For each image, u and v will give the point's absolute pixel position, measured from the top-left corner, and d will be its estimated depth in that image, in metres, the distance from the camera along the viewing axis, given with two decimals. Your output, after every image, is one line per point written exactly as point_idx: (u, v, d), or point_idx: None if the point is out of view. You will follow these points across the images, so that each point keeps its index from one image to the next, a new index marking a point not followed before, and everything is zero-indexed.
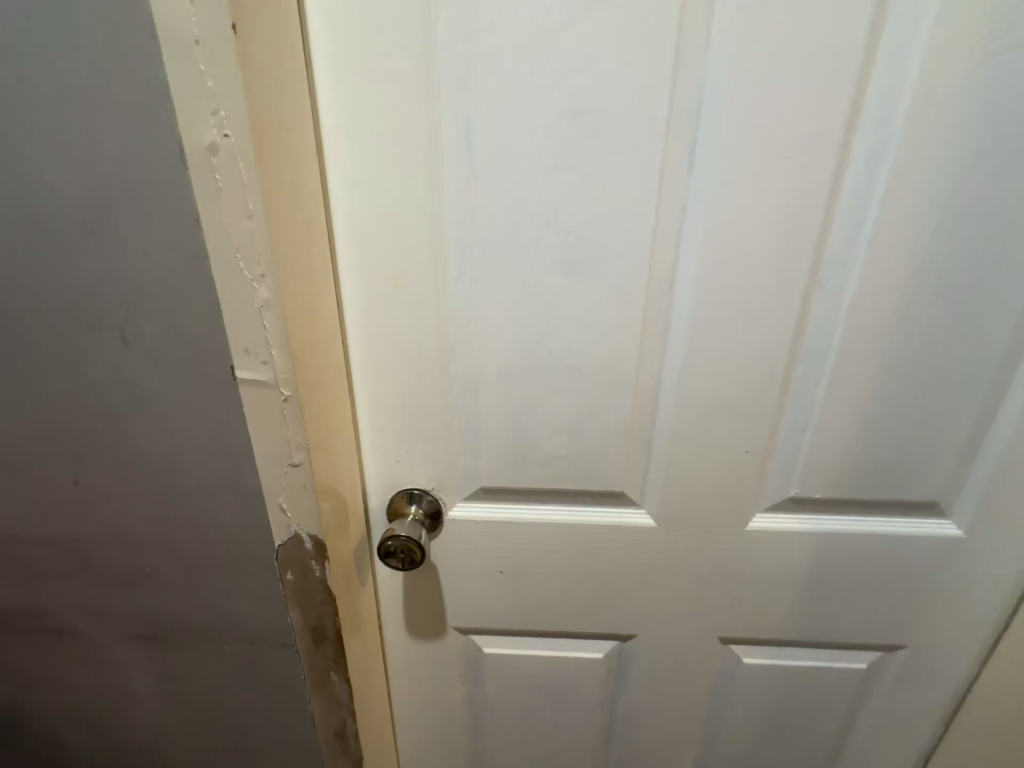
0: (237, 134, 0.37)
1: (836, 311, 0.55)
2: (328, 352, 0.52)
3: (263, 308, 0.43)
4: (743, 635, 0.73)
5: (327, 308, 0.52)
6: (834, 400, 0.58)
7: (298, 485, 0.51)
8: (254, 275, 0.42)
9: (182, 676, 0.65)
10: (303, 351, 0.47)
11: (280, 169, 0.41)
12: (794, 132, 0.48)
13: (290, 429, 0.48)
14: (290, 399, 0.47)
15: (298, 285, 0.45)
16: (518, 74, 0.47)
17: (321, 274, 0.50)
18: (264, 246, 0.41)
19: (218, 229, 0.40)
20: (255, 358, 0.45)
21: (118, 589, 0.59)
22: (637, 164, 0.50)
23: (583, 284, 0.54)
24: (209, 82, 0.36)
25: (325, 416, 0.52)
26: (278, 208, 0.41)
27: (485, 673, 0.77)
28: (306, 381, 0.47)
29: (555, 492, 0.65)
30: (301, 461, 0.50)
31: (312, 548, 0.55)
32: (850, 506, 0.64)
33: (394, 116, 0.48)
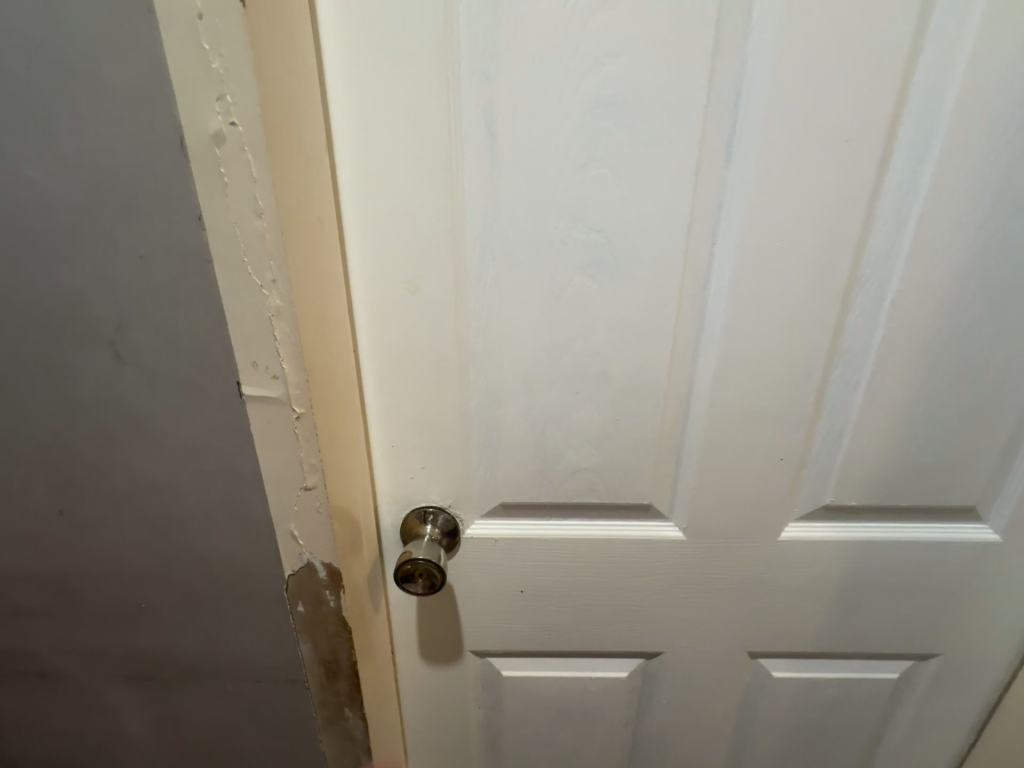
0: (246, 122, 0.33)
1: (877, 311, 0.52)
2: (343, 365, 0.47)
3: (275, 317, 0.39)
4: (774, 649, 0.70)
5: (341, 314, 0.48)
6: (871, 404, 0.56)
7: (311, 510, 0.47)
8: (264, 280, 0.37)
9: (182, 718, 0.60)
10: (321, 363, 0.42)
11: (294, 163, 0.36)
12: (838, 122, 0.45)
13: (303, 450, 0.44)
14: (303, 416, 0.42)
15: (312, 291, 0.40)
16: (544, 60, 0.43)
17: (334, 279, 0.46)
18: (276, 248, 0.36)
19: (224, 230, 0.36)
20: (264, 372, 0.41)
21: (112, 628, 0.54)
22: (673, 157, 0.47)
23: (614, 285, 0.51)
24: (214, 63, 0.31)
25: (341, 433, 0.47)
26: (291, 205, 0.37)
27: (504, 696, 0.73)
28: (321, 396, 0.43)
29: (579, 507, 0.62)
30: (315, 484, 0.46)
31: (326, 577, 0.51)
32: (886, 513, 0.62)
33: (412, 106, 0.44)
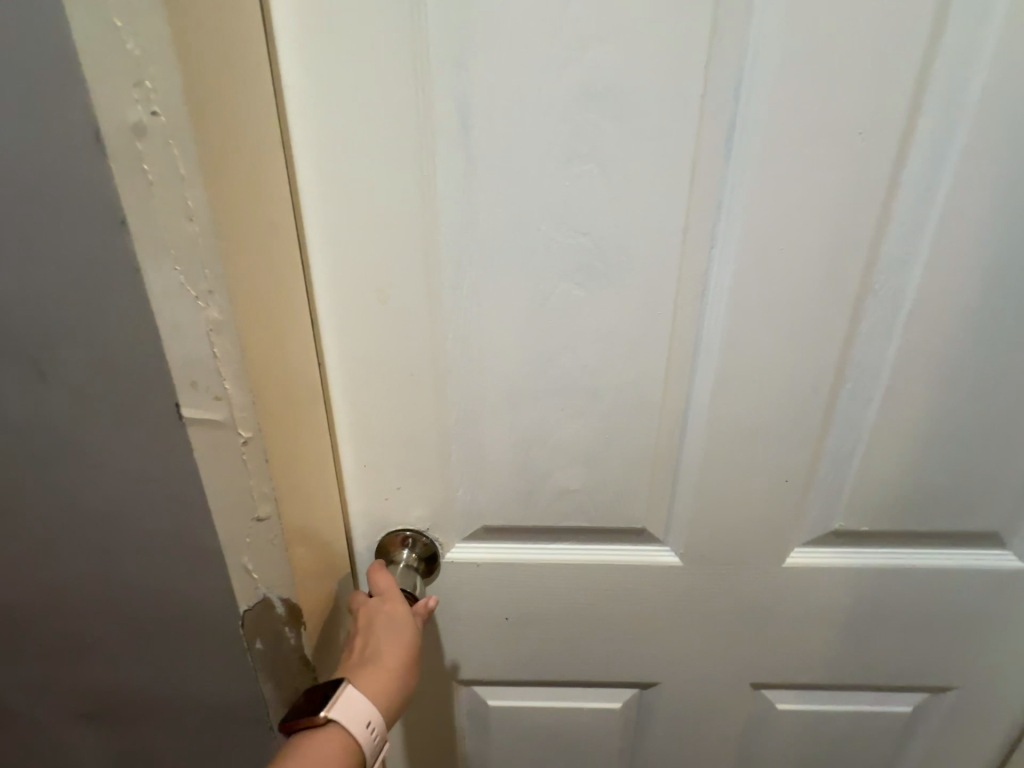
0: (169, 113, 0.29)
1: (892, 321, 0.48)
2: (299, 378, 0.44)
3: (213, 333, 0.34)
4: (779, 680, 0.65)
5: (299, 322, 0.44)
6: (885, 422, 0.51)
7: (265, 542, 0.43)
8: (199, 291, 0.33)
9: (143, 754, 0.57)
10: (269, 380, 0.39)
11: (232, 160, 0.33)
12: (848, 115, 0.41)
13: (252, 478, 0.40)
14: (250, 440, 0.38)
15: (257, 302, 0.37)
16: (524, 46, 0.39)
17: (288, 285, 0.42)
18: (211, 254, 0.32)
19: (150, 235, 0.31)
20: (204, 393, 0.36)
21: (59, 664, 0.50)
22: (666, 152, 0.42)
23: (603, 292, 0.46)
24: (128, 42, 0.27)
25: (299, 454, 0.44)
26: (228, 208, 0.33)
27: (491, 725, 0.69)
28: (269, 416, 0.39)
29: (568, 529, 0.58)
30: (268, 514, 0.41)
31: (285, 612, 0.47)
32: (901, 538, 0.57)
33: (377, 98, 0.40)
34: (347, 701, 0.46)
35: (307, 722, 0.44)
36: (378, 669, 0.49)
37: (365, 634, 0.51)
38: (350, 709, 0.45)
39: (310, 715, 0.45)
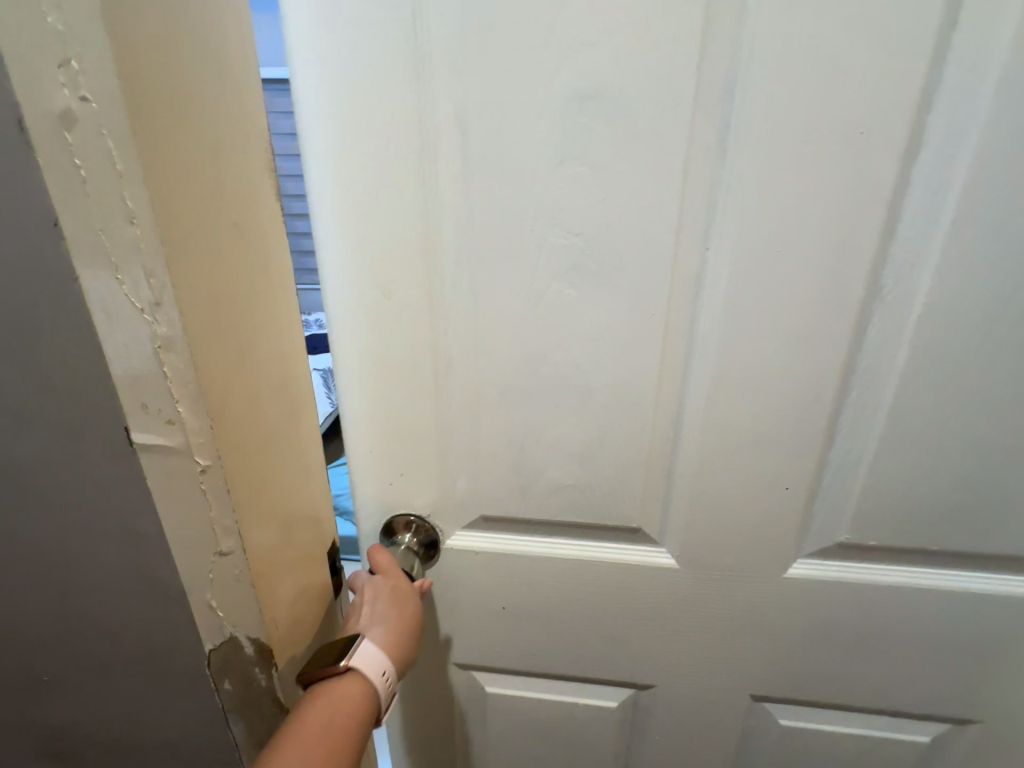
0: (100, 99, 0.30)
1: (900, 328, 0.46)
2: (269, 391, 0.46)
3: (162, 351, 0.37)
4: (781, 695, 0.64)
5: (272, 332, 0.46)
6: (894, 433, 0.49)
7: (230, 577, 0.46)
8: (142, 300, 0.35)
9: (145, 732, 0.59)
10: (226, 400, 0.41)
11: (178, 157, 0.34)
12: (849, 113, 0.40)
13: (213, 509, 0.42)
14: (208, 469, 0.41)
15: (212, 312, 0.39)
16: (517, 55, 0.41)
17: (256, 295, 0.44)
18: (151, 257, 0.34)
19: (87, 237, 0.34)
20: (157, 413, 0.39)
21: (73, 640, 0.53)
22: (657, 154, 0.43)
23: (595, 292, 0.47)
24: (56, 23, 0.29)
25: (264, 473, 0.46)
26: (175, 212, 0.34)
27: (488, 712, 0.71)
28: (226, 441, 0.41)
29: (563, 525, 0.59)
30: (231, 549, 0.44)
31: (253, 651, 0.50)
32: (916, 557, 0.54)
33: (379, 107, 0.43)
34: (364, 650, 0.50)
35: (328, 670, 0.48)
36: (389, 625, 0.52)
37: (370, 602, 0.54)
38: (368, 658, 0.49)
39: (329, 665, 0.49)
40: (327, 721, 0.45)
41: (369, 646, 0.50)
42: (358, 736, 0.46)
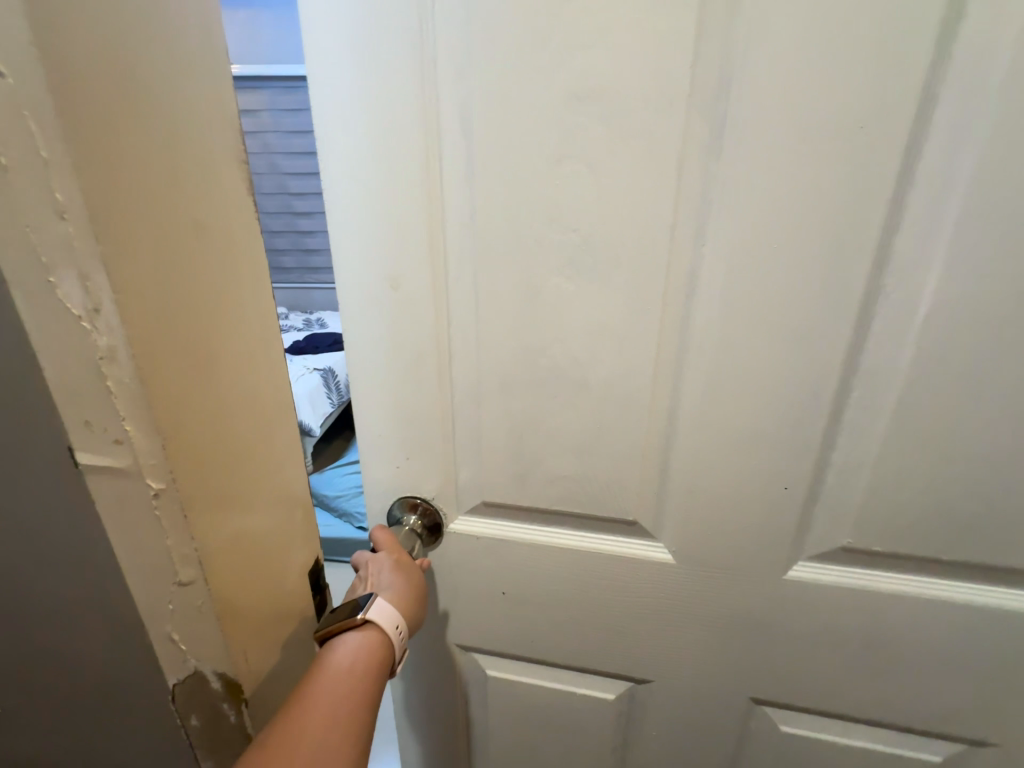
0: (25, 81, 0.26)
1: (905, 327, 0.45)
2: (239, 403, 0.42)
3: (105, 363, 0.33)
4: (781, 699, 0.63)
5: (248, 338, 0.42)
6: (900, 434, 0.48)
7: (190, 607, 0.41)
8: (84, 308, 0.31)
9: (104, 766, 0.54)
10: (182, 414, 0.37)
11: (125, 147, 0.31)
12: (849, 106, 0.39)
13: (170, 536, 0.38)
14: (162, 492, 0.37)
15: (168, 318, 0.35)
16: (516, 59, 0.43)
17: (227, 299, 0.40)
18: (90, 261, 0.30)
19: (14, 237, 0.30)
20: (101, 432, 0.35)
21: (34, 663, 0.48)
22: (650, 153, 0.44)
23: (591, 288, 0.49)
24: None
25: (231, 496, 0.42)
26: (116, 207, 0.31)
27: (489, 694, 0.74)
28: (183, 459, 0.38)
29: (561, 514, 0.60)
30: (191, 577, 0.40)
31: (220, 685, 0.47)
32: (924, 565, 0.52)
33: (388, 111, 0.46)
34: (380, 606, 0.53)
35: (345, 623, 0.51)
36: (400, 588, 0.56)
37: (376, 574, 0.57)
38: (385, 613, 0.53)
39: (348, 620, 0.52)
40: (351, 661, 0.49)
41: (383, 602, 0.54)
42: (379, 678, 0.50)
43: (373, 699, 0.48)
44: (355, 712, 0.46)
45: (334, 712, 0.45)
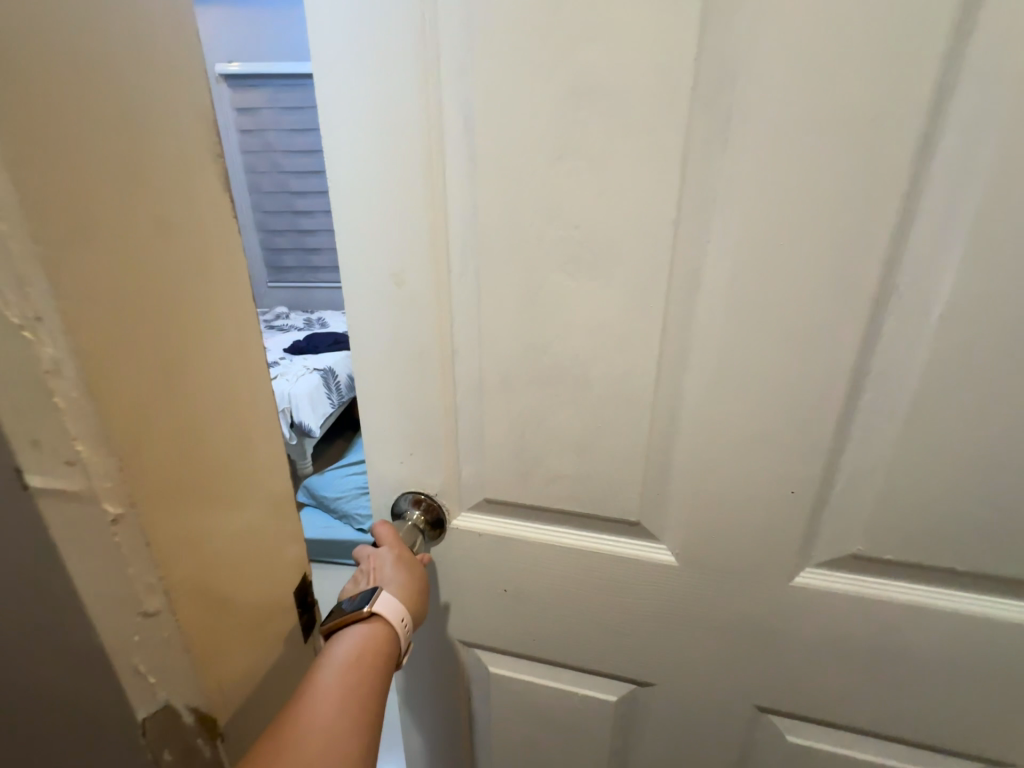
0: None
1: (919, 328, 0.43)
2: (209, 415, 0.38)
3: (51, 374, 0.28)
4: (786, 708, 0.61)
5: (220, 345, 0.39)
6: (916, 438, 0.46)
7: (160, 643, 0.37)
8: (23, 310, 0.27)
9: None
10: (146, 431, 0.33)
11: (70, 125, 0.27)
12: (862, 96, 0.38)
13: (134, 569, 0.34)
14: (122, 518, 0.32)
15: (122, 320, 0.31)
16: (518, 54, 0.43)
17: (196, 304, 0.36)
18: (28, 254, 0.26)
19: None
20: (48, 454, 0.30)
21: None
22: (654, 148, 0.43)
23: (593, 285, 0.48)
24: None
25: (200, 517, 0.38)
26: (57, 193, 0.27)
27: (490, 691, 0.74)
28: (145, 480, 0.33)
29: (562, 513, 0.60)
30: (160, 611, 0.36)
31: (194, 719, 0.40)
32: (937, 576, 0.51)
33: (391, 108, 0.46)
34: (385, 600, 0.55)
35: (348, 617, 0.53)
36: (405, 582, 0.58)
37: (378, 569, 0.58)
38: (390, 606, 0.55)
39: (354, 613, 0.53)
40: (359, 650, 0.51)
41: (388, 596, 0.55)
42: (385, 669, 0.51)
43: (381, 688, 0.49)
44: (366, 699, 0.47)
45: (347, 697, 0.46)
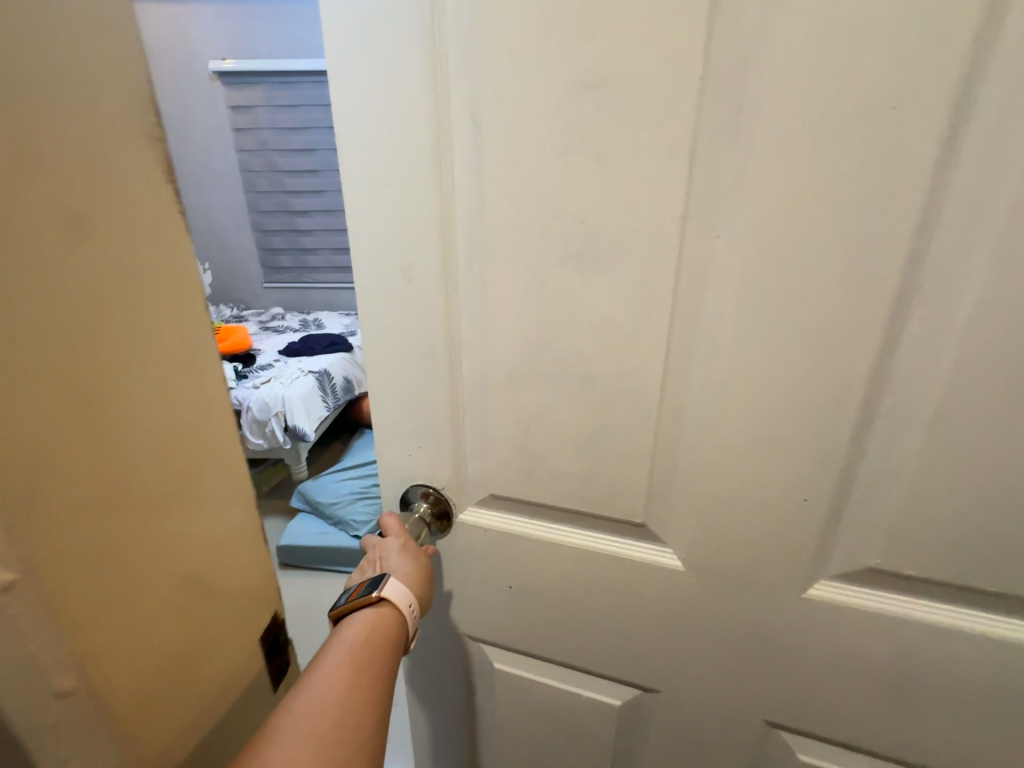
0: None
1: (945, 330, 0.40)
2: (134, 468, 0.35)
3: None
4: (799, 725, 0.59)
5: (152, 385, 0.36)
6: (939, 450, 0.43)
7: (75, 719, 0.33)
8: None
9: None
10: (46, 490, 0.30)
11: None
12: (883, 84, 0.36)
13: (39, 641, 0.31)
14: (16, 587, 0.29)
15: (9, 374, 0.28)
16: (523, 48, 0.42)
17: (110, 348, 0.33)
18: None
19: None
20: None
21: None
22: (661, 141, 0.42)
23: (599, 280, 0.47)
24: None
25: (123, 577, 0.36)
26: None
27: (495, 687, 0.74)
28: (46, 543, 0.31)
29: (568, 512, 0.60)
30: (71, 686, 0.33)
31: None
32: (964, 595, 0.47)
33: (400, 105, 0.47)
34: (394, 585, 0.56)
35: (361, 601, 0.55)
36: (413, 569, 0.59)
37: (385, 558, 0.60)
38: (399, 592, 0.56)
39: (364, 597, 0.55)
40: (368, 634, 0.52)
41: (397, 582, 0.56)
42: (394, 651, 0.53)
43: (391, 668, 0.51)
44: (375, 678, 0.49)
45: (357, 676, 0.48)
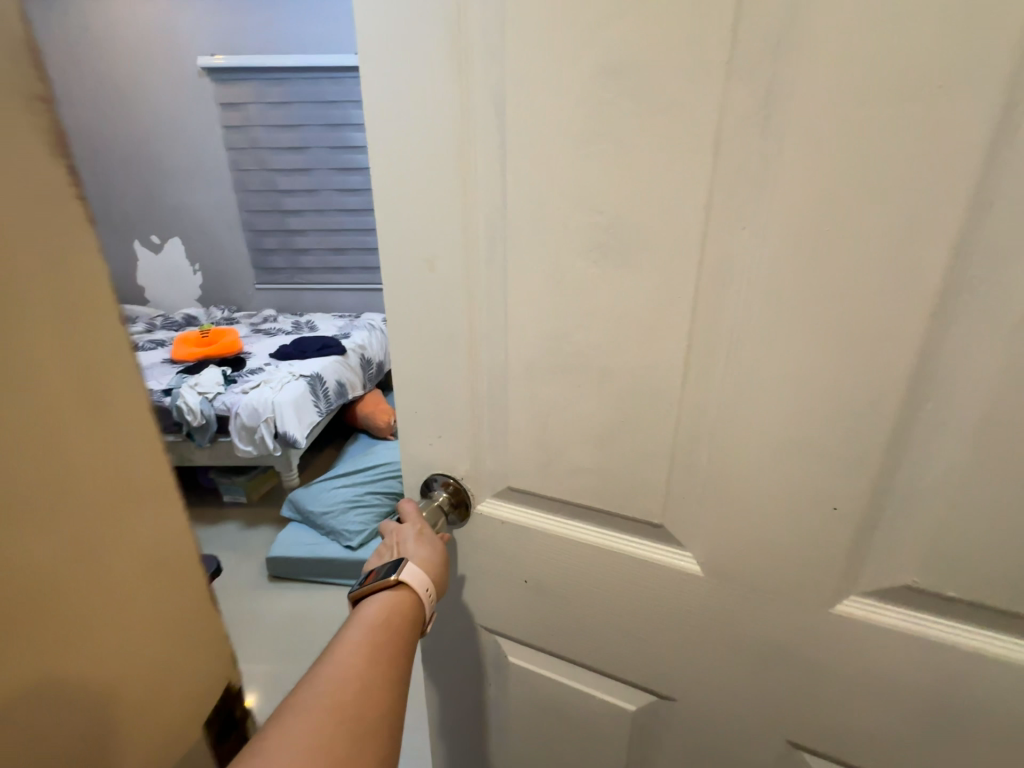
0: None
1: (996, 331, 0.37)
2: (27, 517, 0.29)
3: None
4: (822, 748, 0.55)
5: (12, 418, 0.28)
6: (986, 462, 0.39)
7: None
8: None
9: None
10: None
11: None
12: (931, 57, 0.33)
13: None
14: None
15: None
16: (546, 39, 0.42)
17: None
18: None
19: None
20: None
21: None
22: (683, 128, 0.41)
23: (617, 272, 0.47)
24: None
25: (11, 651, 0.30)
26: None
27: (508, 679, 0.74)
28: None
29: (583, 508, 0.59)
30: None
31: None
32: (1014, 624, 0.43)
33: (426, 98, 0.48)
34: (410, 569, 0.57)
35: (378, 583, 0.56)
36: (429, 555, 0.60)
37: (403, 543, 0.61)
38: (416, 575, 0.57)
39: (382, 581, 0.56)
40: (386, 615, 0.54)
41: (413, 565, 0.57)
42: (410, 634, 0.54)
43: (406, 650, 0.52)
44: (391, 659, 0.50)
45: (373, 655, 0.49)
